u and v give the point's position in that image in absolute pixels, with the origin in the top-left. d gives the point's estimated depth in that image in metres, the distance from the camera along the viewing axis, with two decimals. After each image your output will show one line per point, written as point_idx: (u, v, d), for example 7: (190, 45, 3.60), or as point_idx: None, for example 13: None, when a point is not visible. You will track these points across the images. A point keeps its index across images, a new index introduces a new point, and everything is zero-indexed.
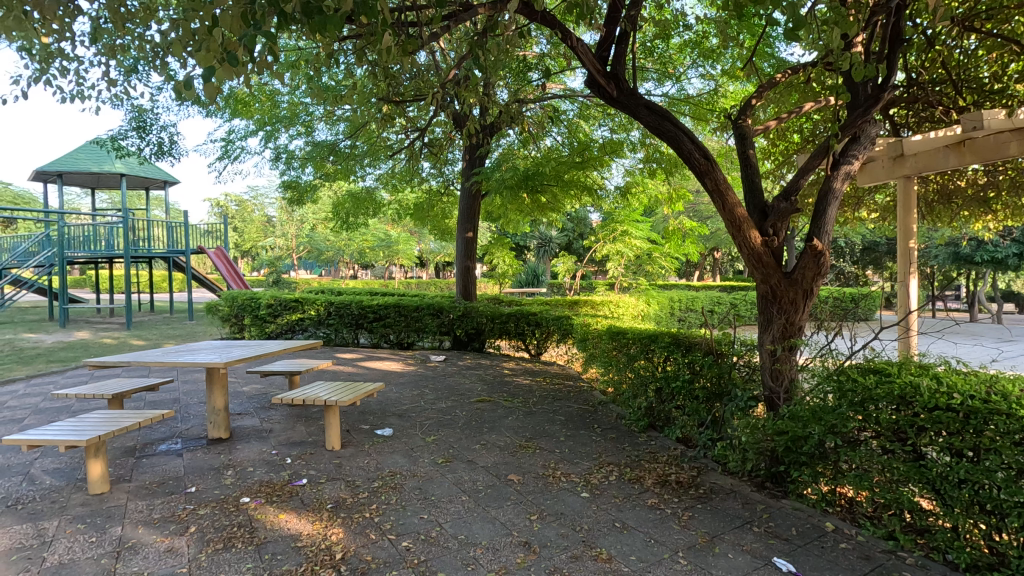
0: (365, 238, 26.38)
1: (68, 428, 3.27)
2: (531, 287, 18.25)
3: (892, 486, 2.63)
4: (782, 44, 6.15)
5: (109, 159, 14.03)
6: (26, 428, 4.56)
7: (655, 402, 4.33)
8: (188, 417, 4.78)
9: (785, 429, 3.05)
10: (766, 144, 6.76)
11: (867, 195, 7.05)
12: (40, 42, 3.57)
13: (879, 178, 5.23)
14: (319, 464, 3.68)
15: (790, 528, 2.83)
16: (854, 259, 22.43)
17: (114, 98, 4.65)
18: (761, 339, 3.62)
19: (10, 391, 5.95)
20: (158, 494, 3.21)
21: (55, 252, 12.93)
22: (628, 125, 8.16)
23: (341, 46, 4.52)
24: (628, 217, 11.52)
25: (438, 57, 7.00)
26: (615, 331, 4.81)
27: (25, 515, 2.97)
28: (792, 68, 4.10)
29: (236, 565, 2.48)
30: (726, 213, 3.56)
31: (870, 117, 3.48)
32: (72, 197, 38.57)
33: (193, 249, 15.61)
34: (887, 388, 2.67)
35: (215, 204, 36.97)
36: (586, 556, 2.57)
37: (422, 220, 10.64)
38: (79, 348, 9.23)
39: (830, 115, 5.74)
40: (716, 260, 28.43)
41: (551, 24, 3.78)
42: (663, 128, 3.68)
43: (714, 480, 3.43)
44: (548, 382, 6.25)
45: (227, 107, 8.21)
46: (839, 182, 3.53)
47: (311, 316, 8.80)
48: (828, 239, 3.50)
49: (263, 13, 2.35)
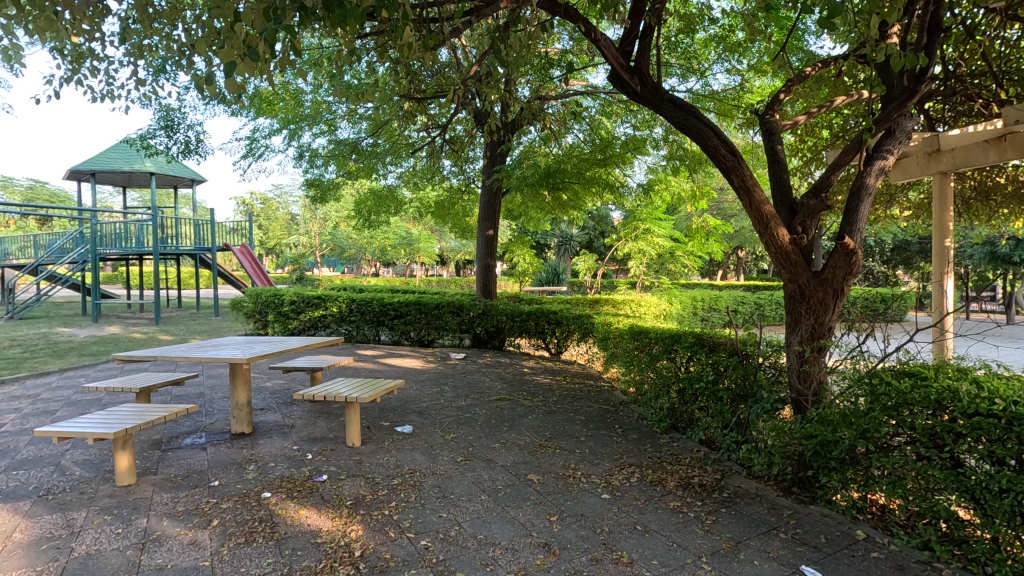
0: (387, 237, 26.74)
1: (97, 421, 3.33)
2: (550, 287, 18.13)
3: (927, 494, 2.53)
4: (812, 36, 5.97)
5: (138, 159, 14.38)
6: (58, 419, 4.68)
7: (678, 403, 4.24)
8: (212, 412, 4.86)
9: (813, 433, 2.94)
10: (794, 140, 6.66)
11: (900, 192, 6.83)
12: (71, 43, 3.60)
13: (913, 175, 5.01)
14: (338, 460, 3.69)
15: (819, 536, 2.74)
16: (885, 258, 21.86)
17: (144, 97, 4.69)
18: (789, 340, 3.54)
19: (43, 384, 6.12)
20: (182, 488, 3.26)
21: (87, 248, 13.28)
22: (651, 121, 8.06)
23: (364, 44, 4.55)
24: (650, 215, 11.36)
25: (459, 56, 7.08)
26: (638, 331, 4.72)
27: (55, 505, 3.04)
28: (823, 61, 3.98)
29: (257, 559, 2.50)
30: (753, 211, 3.47)
31: (906, 110, 3.36)
32: (106, 196, 39.74)
33: (219, 247, 15.88)
34: (923, 392, 2.57)
35: (240, 202, 37.67)
36: (607, 559, 2.53)
37: (443, 218, 10.69)
38: (109, 342, 9.46)
39: (862, 109, 5.56)
40: (739, 259, 28.15)
41: (574, 19, 3.73)
42: (689, 123, 3.59)
43: (739, 484, 3.35)
44: (569, 381, 6.19)
45: (252, 106, 8.32)
46: (873, 178, 3.39)
47: (333, 313, 8.89)
48: (860, 238, 3.37)
49: (284, 7, 2.34)
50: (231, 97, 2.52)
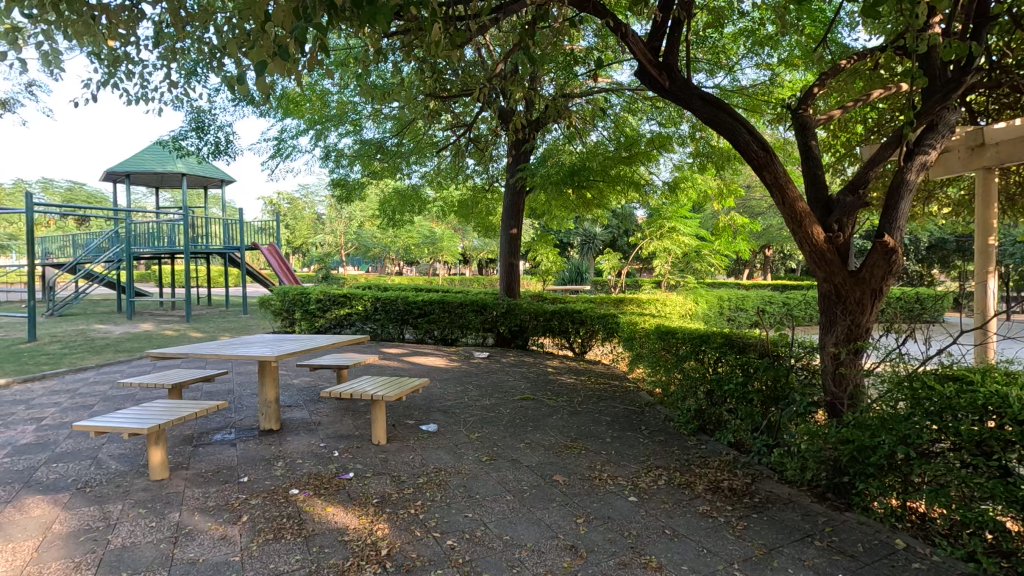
0: (411, 236, 27.01)
1: (132, 416, 3.40)
2: (573, 286, 17.97)
3: (971, 503, 2.41)
4: (847, 29, 5.81)
5: (171, 159, 14.72)
6: (96, 414, 4.81)
7: (706, 404, 4.16)
8: (242, 408, 4.94)
9: (850, 438, 2.82)
10: (827, 136, 6.45)
11: (939, 188, 6.58)
12: (108, 48, 3.68)
13: (954, 171, 4.77)
14: (364, 458, 3.71)
15: (856, 544, 2.65)
16: (920, 257, 21.17)
17: (176, 99, 4.77)
18: (823, 341, 3.44)
19: (81, 379, 6.31)
20: (213, 483, 3.31)
21: (122, 247, 13.64)
22: (677, 118, 7.97)
23: (390, 44, 4.60)
24: (675, 214, 11.20)
25: (484, 55, 7.08)
26: (664, 331, 4.64)
27: (92, 497, 3.12)
28: (858, 53, 3.86)
29: (285, 556, 2.52)
30: (786, 208, 3.37)
31: (949, 103, 3.25)
32: (140, 197, 40.97)
33: (248, 246, 16.21)
34: (968, 396, 2.47)
35: (268, 202, 38.34)
36: (635, 563, 2.48)
37: (466, 217, 10.70)
38: (143, 339, 9.72)
39: (899, 103, 5.37)
40: (767, 258, 27.74)
41: (602, 15, 3.69)
42: (719, 119, 3.51)
43: (770, 489, 3.26)
44: (594, 382, 6.13)
45: (280, 107, 8.46)
46: (914, 174, 3.26)
47: (359, 311, 8.99)
48: (900, 236, 3.25)
49: (313, 5, 2.35)
50: (262, 97, 2.53)
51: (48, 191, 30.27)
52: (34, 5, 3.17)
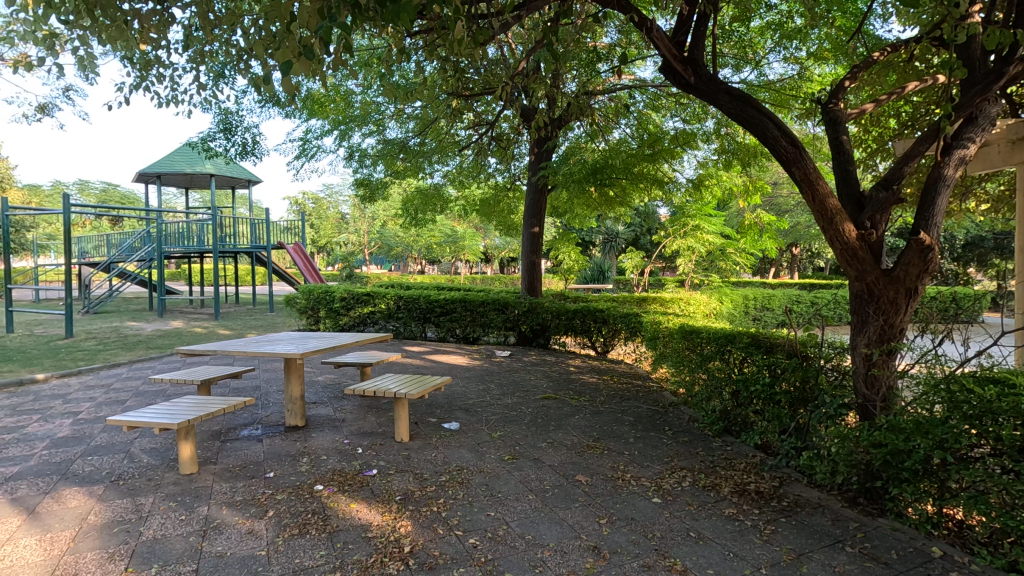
0: (433, 234, 27.20)
1: (162, 411, 3.48)
2: (595, 286, 17.83)
3: (1013, 511, 2.31)
4: (879, 20, 5.64)
5: (200, 160, 15.05)
6: (129, 408, 4.95)
7: (731, 405, 4.07)
8: (268, 405, 5.01)
9: (883, 442, 2.73)
10: (857, 131, 6.31)
11: (977, 184, 6.34)
12: (140, 51, 3.75)
13: (994, 165, 4.57)
14: (387, 455, 3.74)
15: (890, 551, 2.57)
16: (955, 255, 20.50)
17: (204, 101, 4.85)
18: (855, 342, 3.33)
19: (115, 374, 6.50)
20: (240, 478, 3.37)
21: (153, 247, 14.00)
22: (702, 114, 7.84)
23: (414, 42, 4.63)
24: (700, 212, 11.01)
25: (506, 53, 7.08)
26: (688, 330, 4.57)
27: (125, 490, 3.20)
28: (891, 45, 3.72)
29: (310, 552, 2.55)
30: (816, 205, 3.27)
31: (990, 94, 3.12)
32: (171, 197, 42.08)
33: (274, 245, 16.52)
34: (1011, 400, 2.38)
35: (293, 202, 38.99)
36: (659, 566, 2.45)
37: (488, 215, 10.72)
38: (173, 336, 9.96)
39: (934, 96, 5.20)
40: (794, 257, 27.22)
41: (626, 10, 3.64)
42: (746, 114, 3.43)
43: (799, 492, 3.19)
44: (616, 382, 6.06)
45: (305, 107, 8.59)
46: (952, 168, 3.14)
47: (382, 309, 9.07)
48: (937, 233, 3.13)
49: (338, 5, 2.36)
50: (286, 97, 2.55)
51: (84, 192, 31.22)
52: (70, 11, 3.25)
